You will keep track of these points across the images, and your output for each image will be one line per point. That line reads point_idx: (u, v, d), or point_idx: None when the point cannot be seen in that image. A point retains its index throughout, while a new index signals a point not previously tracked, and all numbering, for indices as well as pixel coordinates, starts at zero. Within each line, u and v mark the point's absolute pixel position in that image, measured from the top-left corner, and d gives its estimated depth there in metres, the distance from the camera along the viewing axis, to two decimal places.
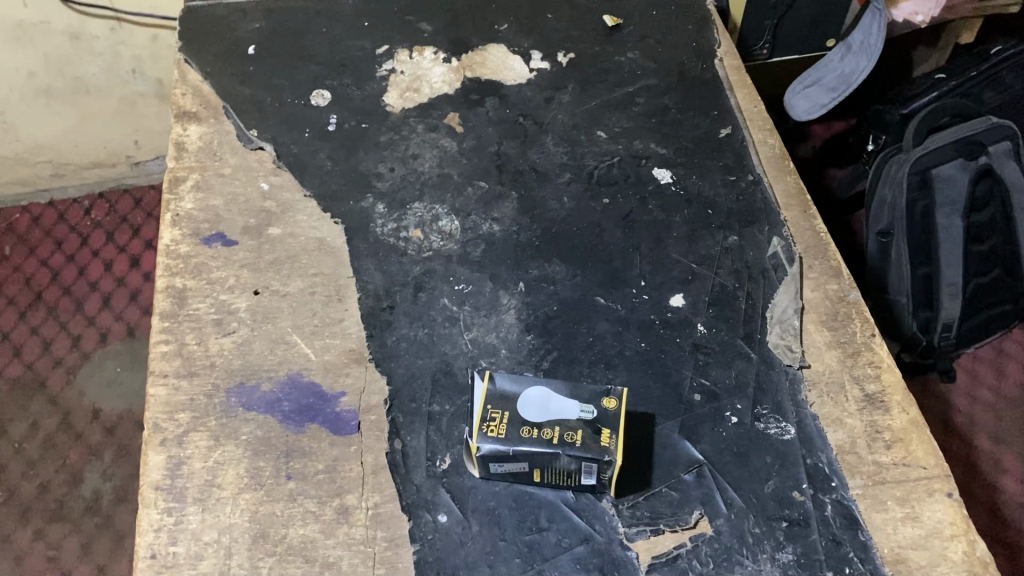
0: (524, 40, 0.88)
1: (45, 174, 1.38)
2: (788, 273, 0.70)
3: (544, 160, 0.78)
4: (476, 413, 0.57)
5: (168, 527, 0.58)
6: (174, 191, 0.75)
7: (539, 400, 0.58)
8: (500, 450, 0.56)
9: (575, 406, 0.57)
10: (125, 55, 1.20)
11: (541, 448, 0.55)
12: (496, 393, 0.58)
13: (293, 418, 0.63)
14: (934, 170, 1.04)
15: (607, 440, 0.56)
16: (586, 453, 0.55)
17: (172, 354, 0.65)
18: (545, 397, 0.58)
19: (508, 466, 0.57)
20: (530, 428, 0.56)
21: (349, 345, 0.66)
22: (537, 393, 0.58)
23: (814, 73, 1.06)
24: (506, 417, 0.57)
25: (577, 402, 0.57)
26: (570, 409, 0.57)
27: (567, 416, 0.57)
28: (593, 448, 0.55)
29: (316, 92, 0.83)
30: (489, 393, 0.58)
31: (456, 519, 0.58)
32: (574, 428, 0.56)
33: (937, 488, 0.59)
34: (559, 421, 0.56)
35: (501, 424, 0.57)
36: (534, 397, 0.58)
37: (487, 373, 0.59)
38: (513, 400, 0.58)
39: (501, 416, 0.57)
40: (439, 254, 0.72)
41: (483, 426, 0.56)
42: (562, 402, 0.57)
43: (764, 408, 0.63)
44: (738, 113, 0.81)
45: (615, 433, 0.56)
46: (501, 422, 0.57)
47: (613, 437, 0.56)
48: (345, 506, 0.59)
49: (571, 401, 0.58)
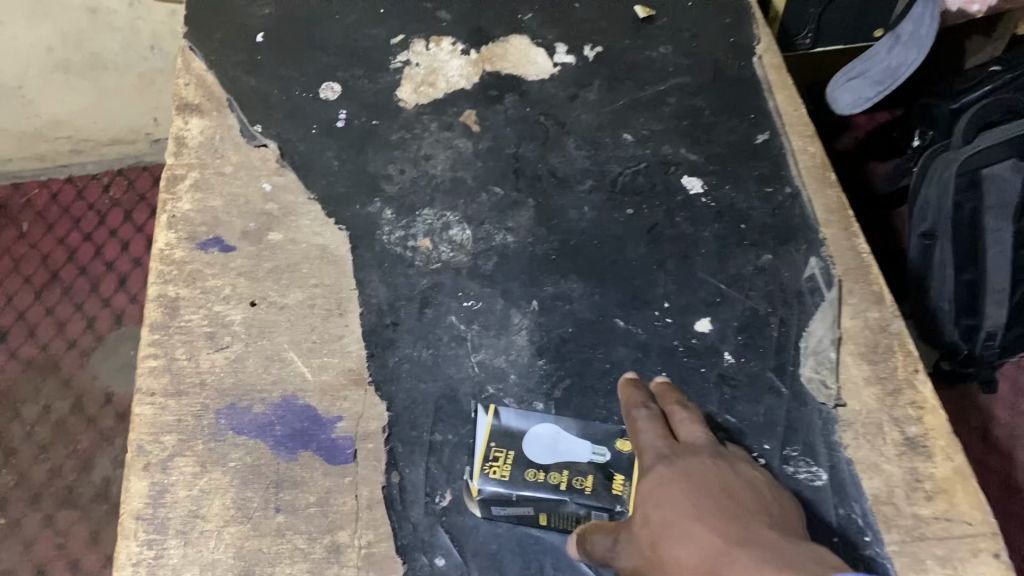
0: (549, 31, 0.82)
1: (64, 149, 1.30)
2: (826, 299, 0.64)
3: (565, 164, 0.73)
4: (480, 451, 0.57)
5: (147, 561, 0.54)
6: (171, 190, 0.71)
7: (548, 439, 0.57)
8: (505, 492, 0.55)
9: (586, 448, 0.57)
10: (143, 32, 1.11)
11: (549, 492, 0.55)
12: (501, 430, 0.58)
13: (285, 444, 0.58)
14: (982, 170, 0.95)
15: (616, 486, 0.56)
16: (595, 499, 0.55)
17: (161, 370, 0.62)
18: (553, 437, 0.58)
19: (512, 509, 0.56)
20: (535, 470, 0.56)
21: (347, 365, 0.62)
22: (545, 433, 0.58)
23: (859, 64, 0.99)
24: (510, 457, 0.56)
25: (588, 444, 0.57)
26: (580, 451, 0.57)
27: (577, 458, 0.57)
28: (604, 495, 0.55)
29: (326, 85, 0.78)
30: (494, 430, 0.57)
31: (454, 563, 0.55)
32: (584, 473, 0.56)
33: (983, 547, 0.54)
34: (568, 464, 0.56)
35: (505, 464, 0.56)
36: (542, 436, 0.57)
37: (493, 407, 0.59)
38: (519, 438, 0.57)
39: (506, 455, 0.57)
40: (447, 267, 0.67)
41: (486, 466, 0.56)
42: (571, 443, 0.57)
43: (793, 448, 0.58)
44: (777, 117, 0.75)
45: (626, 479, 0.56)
46: (507, 460, 0.56)
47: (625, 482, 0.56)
48: (337, 544, 0.55)
49: (581, 442, 0.57)
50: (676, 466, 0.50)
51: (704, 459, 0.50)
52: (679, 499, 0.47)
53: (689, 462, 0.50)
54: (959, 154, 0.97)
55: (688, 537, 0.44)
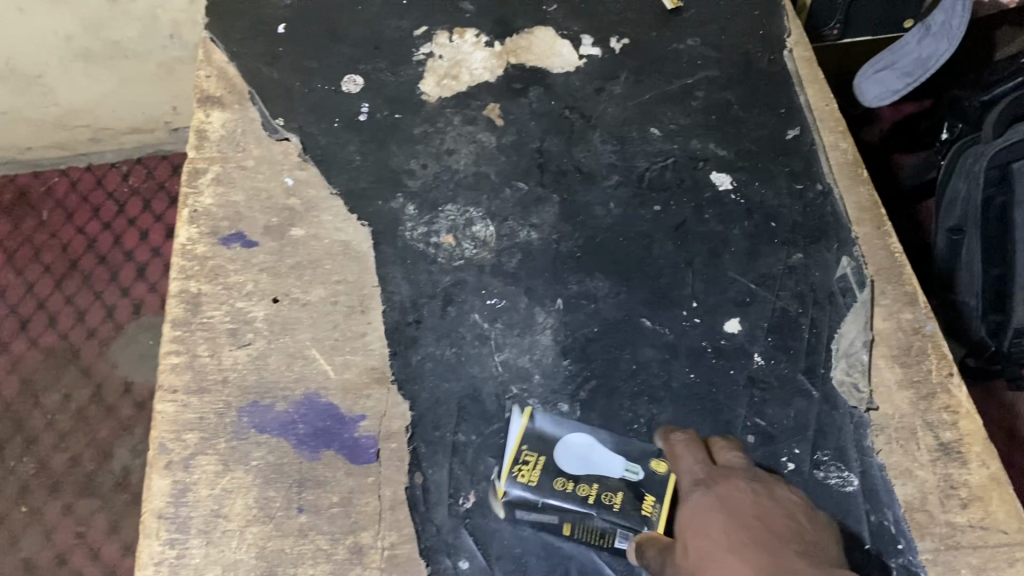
0: (574, 22, 0.81)
1: (84, 138, 1.30)
2: (858, 299, 0.63)
3: (590, 159, 0.72)
4: (511, 452, 0.56)
5: (169, 560, 0.54)
6: (193, 184, 0.71)
7: (582, 449, 0.56)
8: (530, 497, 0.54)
9: (620, 464, 0.56)
10: (164, 20, 1.10)
11: (576, 503, 0.54)
12: (534, 434, 0.57)
13: (308, 442, 0.58)
14: (1013, 164, 0.93)
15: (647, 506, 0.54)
16: (622, 516, 0.54)
17: (182, 366, 0.61)
18: (588, 448, 0.56)
19: (535, 514, 0.55)
20: (564, 480, 0.55)
21: (371, 363, 0.61)
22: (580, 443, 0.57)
23: (887, 55, 0.96)
24: (540, 462, 0.55)
25: (622, 460, 0.56)
26: (612, 466, 0.56)
27: (610, 473, 0.55)
28: (633, 513, 0.54)
29: (348, 77, 0.77)
30: (527, 433, 0.57)
31: (478, 567, 0.54)
32: (614, 489, 0.55)
33: (1019, 557, 0.53)
34: (599, 478, 0.55)
35: (535, 469, 0.55)
36: (577, 446, 0.56)
37: (529, 411, 0.58)
38: (551, 445, 0.56)
39: (536, 461, 0.55)
40: (471, 264, 0.66)
41: (515, 468, 0.55)
42: (604, 456, 0.56)
43: (829, 450, 0.57)
44: (808, 112, 0.74)
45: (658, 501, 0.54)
46: (537, 463, 0.55)
47: (656, 502, 0.54)
48: (360, 545, 0.55)
49: (615, 458, 0.56)
50: (712, 492, 0.51)
51: (739, 483, 0.52)
52: (715, 528, 0.48)
53: (724, 486, 0.51)
54: (988, 146, 0.95)
55: (722, 571, 0.46)
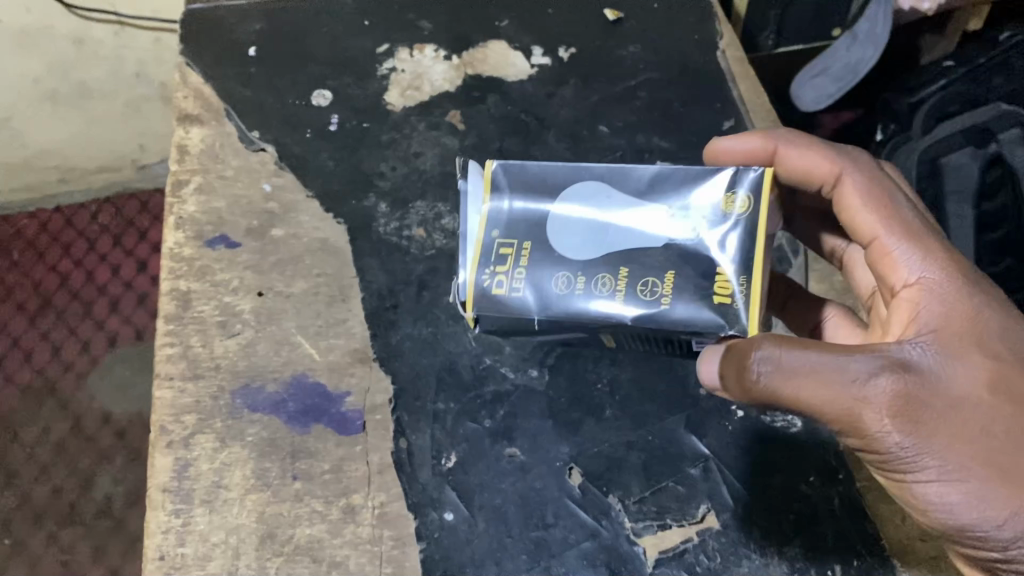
0: (525, 35, 0.85)
1: (52, 179, 1.29)
2: (793, 265, 0.71)
3: (546, 157, 0.78)
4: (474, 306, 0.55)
5: (175, 528, 0.61)
6: (176, 194, 0.75)
7: (588, 214, 0.53)
8: (511, 316, 0.53)
9: (664, 230, 0.51)
10: (129, 59, 1.12)
11: (597, 315, 0.51)
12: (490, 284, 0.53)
13: (298, 418, 0.64)
14: (942, 158, 0.95)
15: (753, 250, 0.49)
16: (660, 312, 0.50)
17: (177, 356, 0.67)
18: (597, 192, 0.53)
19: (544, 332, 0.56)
20: (605, 280, 0.51)
21: (352, 345, 0.67)
22: (565, 193, 0.54)
23: (822, 62, 1.04)
24: (506, 269, 0.53)
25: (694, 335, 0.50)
26: (642, 241, 0.51)
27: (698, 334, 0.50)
28: (702, 318, 0.49)
29: (317, 92, 0.81)
30: (474, 296, 0.53)
31: (462, 517, 0.61)
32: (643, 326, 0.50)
33: None
34: (617, 322, 0.51)
35: (511, 273, 0.53)
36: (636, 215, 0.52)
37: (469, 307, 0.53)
38: (516, 281, 0.53)
39: (519, 256, 0.53)
40: (442, 252, 0.72)
41: (482, 289, 0.53)
42: (622, 233, 0.52)
43: (904, 197, 0.55)
44: (740, 105, 0.81)
45: (753, 238, 0.49)
46: (575, 278, 0.52)
47: (736, 282, 0.49)
48: (352, 506, 0.61)
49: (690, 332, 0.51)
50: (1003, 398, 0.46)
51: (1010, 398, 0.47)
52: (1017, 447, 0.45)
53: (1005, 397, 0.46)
54: (920, 142, 0.98)
55: None
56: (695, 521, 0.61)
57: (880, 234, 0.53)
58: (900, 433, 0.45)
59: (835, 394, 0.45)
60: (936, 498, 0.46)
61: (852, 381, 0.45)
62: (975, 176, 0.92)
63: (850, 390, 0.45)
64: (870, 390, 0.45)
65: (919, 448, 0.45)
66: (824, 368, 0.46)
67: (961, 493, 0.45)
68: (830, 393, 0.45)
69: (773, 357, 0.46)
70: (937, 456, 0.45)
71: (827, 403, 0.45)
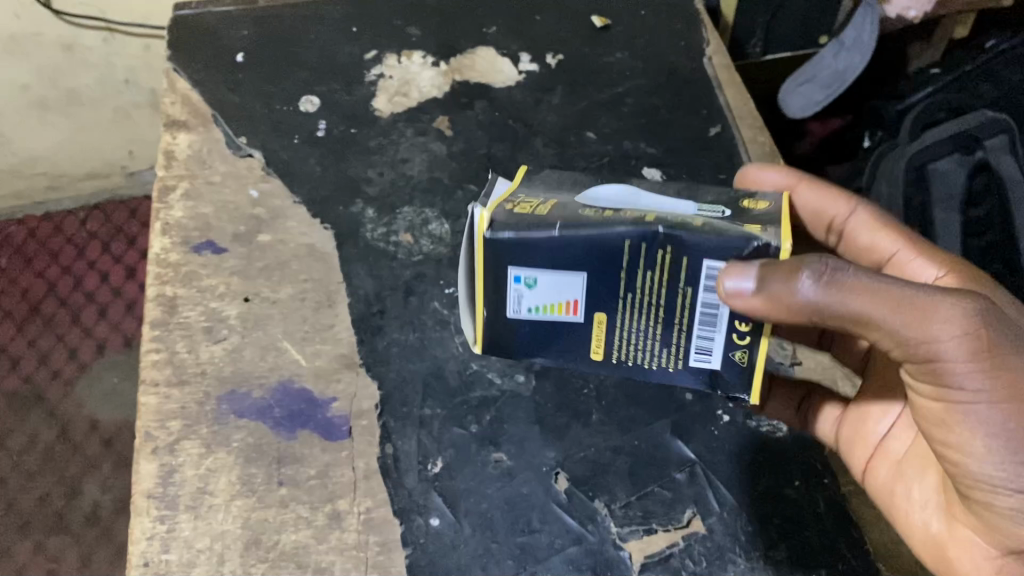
0: (513, 42, 0.85)
1: (41, 186, 1.28)
2: None
3: (534, 162, 0.78)
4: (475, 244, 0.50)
5: (160, 534, 0.60)
6: (163, 200, 0.75)
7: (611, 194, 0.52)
8: (528, 239, 0.48)
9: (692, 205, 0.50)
10: (118, 66, 1.12)
11: (622, 224, 0.47)
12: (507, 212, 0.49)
13: (285, 424, 0.64)
14: (929, 165, 0.94)
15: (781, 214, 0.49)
16: (693, 228, 0.46)
17: (163, 362, 0.67)
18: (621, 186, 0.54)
19: (540, 300, 0.50)
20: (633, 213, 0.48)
21: (339, 351, 0.67)
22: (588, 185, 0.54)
23: (808, 69, 1.02)
24: (535, 205, 0.50)
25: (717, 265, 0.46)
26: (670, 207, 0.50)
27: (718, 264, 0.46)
28: (734, 233, 0.46)
29: (305, 98, 0.81)
30: (492, 214, 0.49)
31: (447, 522, 0.61)
32: (663, 247, 0.46)
33: None
34: (642, 237, 0.46)
35: (535, 209, 0.50)
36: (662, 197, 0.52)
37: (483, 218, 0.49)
38: (537, 212, 0.49)
39: (543, 204, 0.51)
40: (429, 258, 0.72)
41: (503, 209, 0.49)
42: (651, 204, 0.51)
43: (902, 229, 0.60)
44: (728, 111, 0.81)
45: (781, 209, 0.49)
46: (604, 210, 0.49)
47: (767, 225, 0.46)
48: (338, 512, 0.61)
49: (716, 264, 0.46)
50: None
51: None
52: None
53: None
54: (906, 149, 0.96)
55: None
56: (682, 525, 0.61)
57: (899, 250, 0.58)
58: (956, 357, 0.44)
59: (899, 306, 0.43)
60: (978, 427, 0.45)
61: (919, 296, 0.43)
62: (961, 180, 0.92)
63: (916, 303, 0.43)
64: (937, 307, 0.43)
65: (978, 370, 0.44)
66: (891, 281, 0.44)
67: (1006, 425, 0.45)
68: (893, 306, 0.43)
69: (831, 266, 0.43)
70: (985, 388, 0.44)
71: (888, 314, 0.43)
